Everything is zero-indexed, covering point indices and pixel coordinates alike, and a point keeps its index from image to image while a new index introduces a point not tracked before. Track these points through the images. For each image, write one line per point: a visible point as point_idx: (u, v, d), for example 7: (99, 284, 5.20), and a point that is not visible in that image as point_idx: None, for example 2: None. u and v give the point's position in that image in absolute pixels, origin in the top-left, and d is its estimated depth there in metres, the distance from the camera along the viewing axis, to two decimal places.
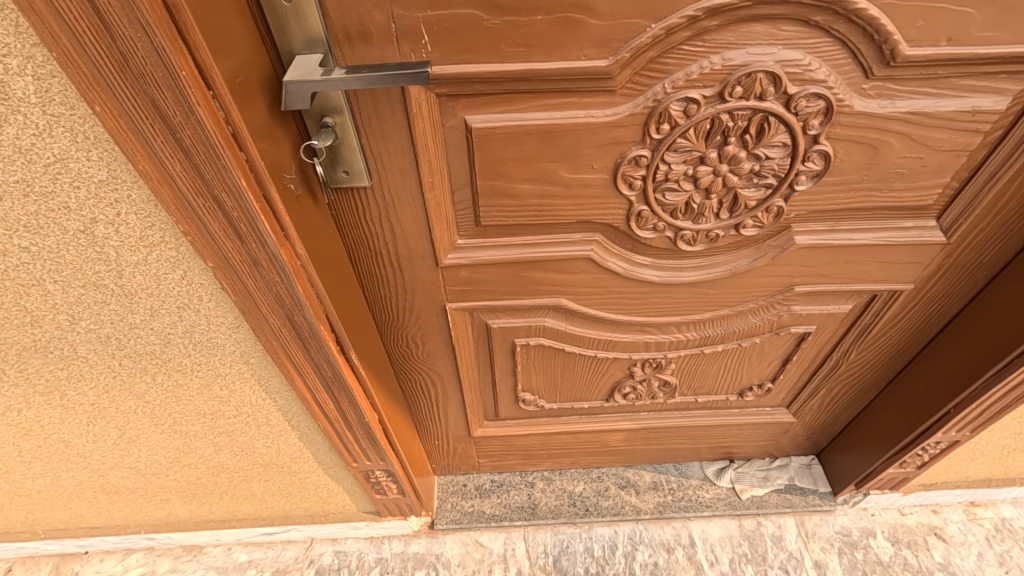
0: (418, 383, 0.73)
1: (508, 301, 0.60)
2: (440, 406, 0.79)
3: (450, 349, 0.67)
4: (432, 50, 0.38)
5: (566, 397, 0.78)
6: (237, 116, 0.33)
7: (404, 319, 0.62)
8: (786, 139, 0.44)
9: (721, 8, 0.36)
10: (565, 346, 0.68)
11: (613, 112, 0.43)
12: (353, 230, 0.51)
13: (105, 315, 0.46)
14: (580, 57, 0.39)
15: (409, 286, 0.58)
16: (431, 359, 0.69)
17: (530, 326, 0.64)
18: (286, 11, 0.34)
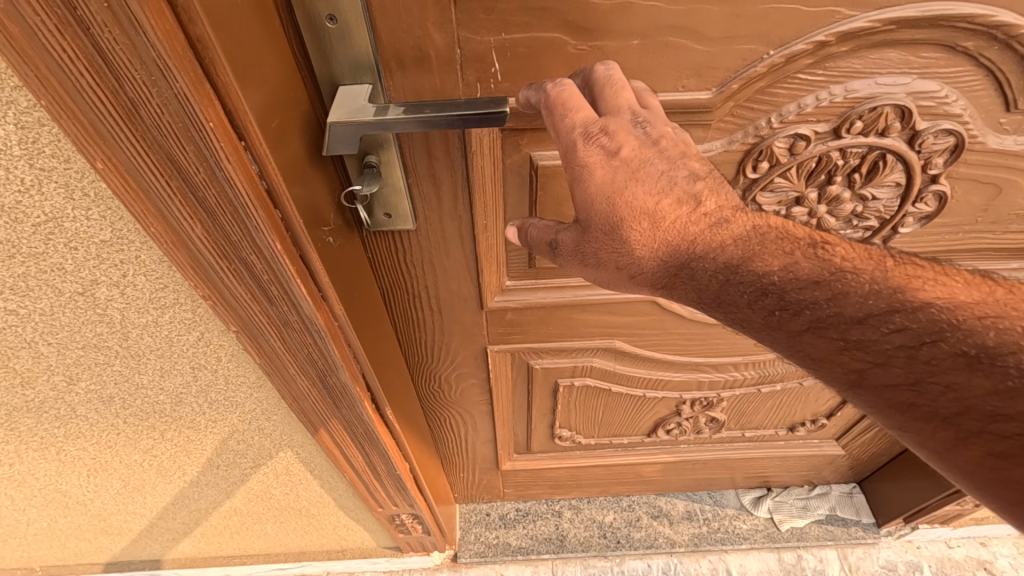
0: (447, 421, 0.68)
1: (556, 342, 0.54)
2: (469, 442, 0.73)
3: (486, 389, 0.61)
4: (501, 80, 0.31)
5: (605, 433, 0.73)
6: (273, 168, 0.26)
7: (438, 361, 0.56)
8: (900, 179, 0.38)
9: (857, 32, 0.30)
10: (612, 386, 0.62)
11: (705, 147, 0.36)
12: (390, 274, 0.45)
13: (108, 377, 0.40)
14: (677, 88, 0.32)
15: (448, 329, 0.52)
16: (465, 398, 0.63)
17: (576, 366, 0.58)
18: (330, 34, 0.28)
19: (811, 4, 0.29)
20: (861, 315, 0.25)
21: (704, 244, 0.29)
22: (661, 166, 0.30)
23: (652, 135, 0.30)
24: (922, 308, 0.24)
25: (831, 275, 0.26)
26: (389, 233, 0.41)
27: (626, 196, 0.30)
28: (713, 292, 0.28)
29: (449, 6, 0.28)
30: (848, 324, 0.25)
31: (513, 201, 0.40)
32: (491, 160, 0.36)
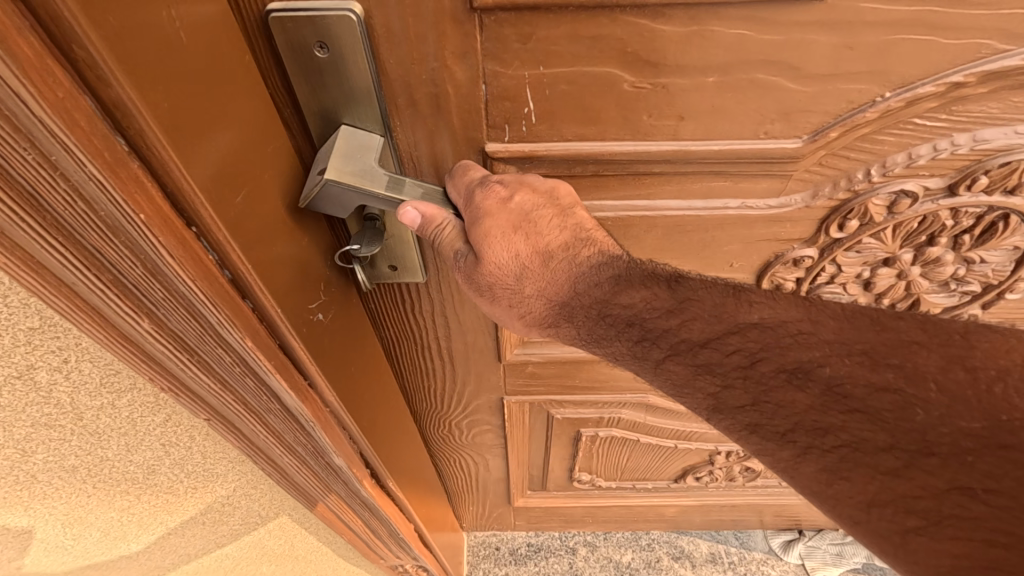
0: (457, 462, 0.62)
1: (582, 395, 0.48)
2: (480, 481, 0.68)
3: (501, 436, 0.55)
4: (536, 123, 0.25)
5: (628, 478, 0.67)
6: (239, 254, 0.20)
7: (449, 409, 0.50)
8: (1019, 242, 0.31)
9: (1006, 72, 0.23)
10: (640, 438, 0.57)
11: (782, 202, 0.29)
12: (396, 326, 0.39)
13: (64, 461, 0.34)
14: (758, 134, 0.25)
15: (460, 379, 0.46)
16: (477, 443, 0.57)
17: (602, 415, 0.53)
18: (320, 64, 0.22)
19: (950, 36, 0.22)
20: (704, 341, 0.25)
21: (585, 287, 0.28)
22: (552, 213, 0.27)
23: (547, 187, 0.27)
24: (753, 328, 0.24)
25: (681, 296, 0.26)
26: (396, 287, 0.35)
27: (513, 242, 0.27)
28: (590, 330, 0.28)
29: (474, 32, 0.22)
30: (695, 350, 0.25)
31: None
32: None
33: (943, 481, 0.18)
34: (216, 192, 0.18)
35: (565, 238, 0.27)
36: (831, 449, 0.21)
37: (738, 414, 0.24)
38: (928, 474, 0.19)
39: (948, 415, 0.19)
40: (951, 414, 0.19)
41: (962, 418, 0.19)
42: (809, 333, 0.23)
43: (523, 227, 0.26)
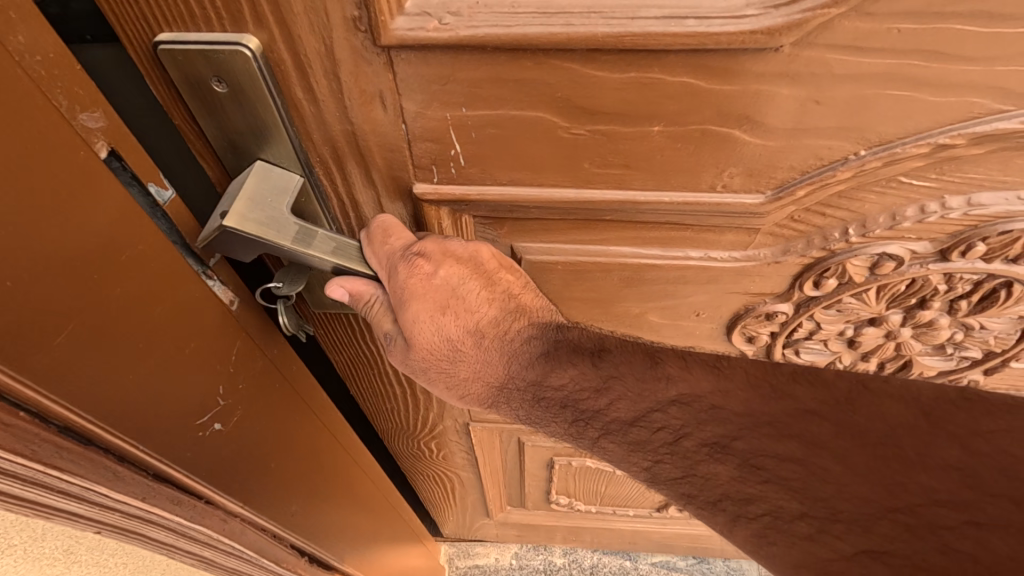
0: (431, 477, 0.61)
1: None
2: (457, 496, 0.66)
3: (472, 459, 0.54)
4: (466, 166, 0.23)
5: (608, 502, 0.64)
6: (75, 416, 0.20)
7: (415, 430, 0.49)
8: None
9: (1004, 131, 0.19)
10: (616, 468, 0.54)
11: (749, 254, 0.27)
12: (347, 350, 0.37)
13: None
14: (716, 187, 0.23)
15: (421, 404, 0.44)
16: (448, 462, 0.56)
17: (575, 446, 0.51)
18: (221, 99, 0.20)
19: (937, 92, 0.18)
20: (632, 419, 0.25)
21: (517, 367, 0.28)
22: (479, 286, 0.26)
23: (471, 252, 0.25)
24: (674, 401, 0.25)
25: (606, 373, 0.26)
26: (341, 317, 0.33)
27: (444, 323, 0.26)
28: (528, 410, 0.28)
29: (384, 70, 0.19)
30: (625, 428, 0.25)
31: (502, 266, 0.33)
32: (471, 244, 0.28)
33: (851, 544, 0.19)
34: (29, 377, 0.18)
35: (495, 313, 0.27)
36: (756, 519, 0.21)
37: (671, 485, 0.24)
38: (839, 539, 0.19)
39: (845, 483, 0.20)
40: (847, 483, 0.20)
41: (858, 487, 0.20)
42: (719, 406, 0.24)
43: (450, 304, 0.26)
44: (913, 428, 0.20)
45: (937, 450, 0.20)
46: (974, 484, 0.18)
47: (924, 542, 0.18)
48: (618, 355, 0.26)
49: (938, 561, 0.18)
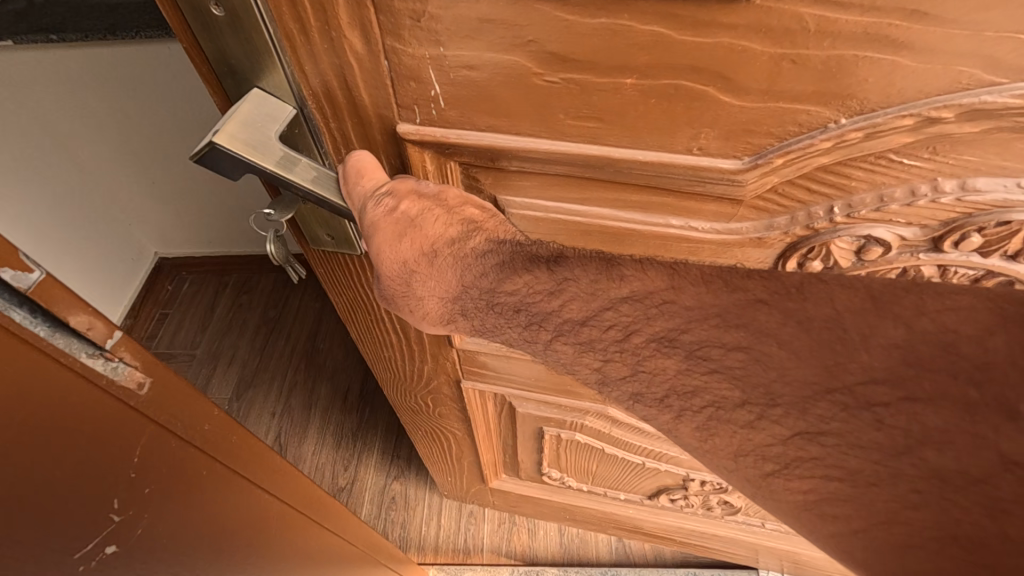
0: (428, 435, 0.63)
1: (541, 393, 0.47)
2: (454, 457, 0.68)
3: (465, 419, 0.55)
4: (445, 108, 0.23)
5: (600, 482, 0.65)
6: None
7: (411, 382, 0.51)
8: None
9: (994, 107, 0.18)
10: (606, 447, 0.55)
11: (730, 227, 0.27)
12: (345, 292, 0.39)
13: None
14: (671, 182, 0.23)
15: (416, 355, 0.46)
16: (444, 420, 0.57)
17: (565, 419, 0.51)
18: (219, 25, 0.22)
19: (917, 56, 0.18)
20: (583, 319, 0.24)
21: (472, 277, 0.27)
22: (439, 214, 0.26)
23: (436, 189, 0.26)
24: (623, 298, 0.23)
25: (560, 276, 0.25)
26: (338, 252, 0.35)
27: (401, 250, 0.26)
28: (484, 320, 0.27)
29: (364, 4, 0.20)
30: (577, 328, 0.25)
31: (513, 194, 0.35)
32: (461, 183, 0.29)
33: (788, 429, 0.20)
34: None
35: (452, 233, 0.26)
36: (700, 411, 0.23)
37: (621, 384, 0.24)
38: (777, 424, 0.21)
39: (788, 369, 0.20)
40: (791, 368, 0.20)
41: (800, 369, 0.20)
42: (670, 301, 0.23)
43: (408, 232, 0.26)
44: (861, 310, 0.19)
45: (880, 330, 0.19)
46: (914, 361, 0.18)
47: (861, 425, 0.19)
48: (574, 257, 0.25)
49: (873, 437, 0.19)
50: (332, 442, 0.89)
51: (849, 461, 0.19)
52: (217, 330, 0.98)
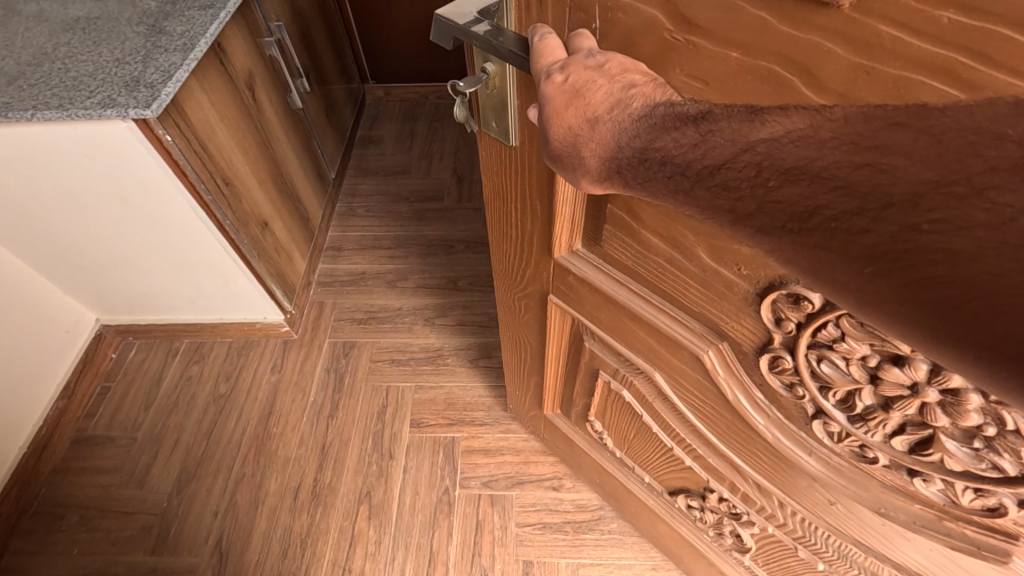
0: (548, 369, 1.57)
1: (605, 333, 1.17)
2: (571, 405, 1.65)
3: (550, 323, 1.34)
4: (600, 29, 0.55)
5: (636, 449, 1.52)
6: None
7: (529, 281, 1.27)
8: None
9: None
10: (643, 409, 1.32)
11: (708, 257, 0.79)
12: (505, 175, 1.03)
13: None
14: (640, 272, 0.94)
15: (536, 263, 1.18)
16: (549, 344, 1.43)
17: (618, 371, 1.28)
18: None
19: (948, 78, 0.36)
20: (721, 163, 0.41)
21: (672, 146, 0.44)
22: (601, 85, 0.51)
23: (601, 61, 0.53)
24: (758, 147, 0.39)
25: (706, 133, 0.43)
26: (506, 150, 0.97)
27: (569, 114, 0.53)
28: (633, 169, 0.48)
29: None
30: (715, 170, 0.41)
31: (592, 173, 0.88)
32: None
33: (899, 223, 0.32)
34: None
35: (611, 110, 0.50)
36: (826, 220, 0.35)
37: (752, 220, 0.39)
38: (888, 222, 0.33)
39: (914, 172, 0.32)
40: (911, 169, 0.32)
41: (919, 173, 0.32)
42: (805, 143, 0.37)
43: (572, 102, 0.53)
44: (978, 120, 0.31)
45: (1007, 132, 0.30)
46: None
47: (969, 206, 0.30)
48: (720, 116, 0.43)
49: (977, 216, 0.30)
50: (276, 538, 2.06)
51: (956, 243, 0.30)
52: (157, 404, 2.43)
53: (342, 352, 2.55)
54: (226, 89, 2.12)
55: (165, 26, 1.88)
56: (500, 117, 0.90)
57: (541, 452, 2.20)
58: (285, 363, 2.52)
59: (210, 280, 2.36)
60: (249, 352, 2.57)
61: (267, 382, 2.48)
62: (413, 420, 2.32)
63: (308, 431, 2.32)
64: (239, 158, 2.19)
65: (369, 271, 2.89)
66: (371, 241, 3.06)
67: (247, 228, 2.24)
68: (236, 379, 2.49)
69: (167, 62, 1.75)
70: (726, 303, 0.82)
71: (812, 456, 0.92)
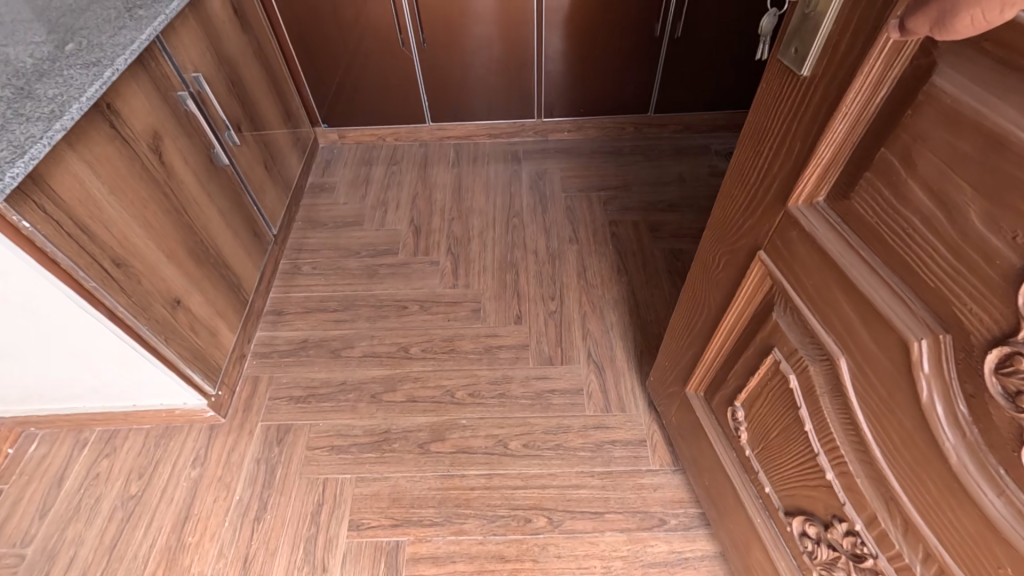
0: (721, 340, 1.61)
1: (804, 305, 1.14)
2: (719, 375, 1.70)
3: (745, 277, 1.37)
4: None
5: (766, 443, 1.49)
6: None
7: (747, 234, 1.34)
8: None
9: None
10: (802, 407, 1.25)
11: (979, 228, 0.76)
12: (779, 114, 1.11)
13: None
14: (881, 235, 0.92)
15: (762, 211, 1.24)
16: (735, 302, 1.46)
17: (795, 354, 1.23)
18: None
19: None
20: None
21: None
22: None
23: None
24: None
25: None
26: (790, 79, 1.05)
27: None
28: None
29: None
30: None
31: (875, 116, 0.89)
32: (883, 67, 0.83)
33: None
34: None
35: None
36: None
37: None
38: None
39: None
40: None
41: None
42: None
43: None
44: None
45: None
46: None
47: None
48: None
49: None
50: None
51: None
52: (47, 511, 2.55)
53: (275, 439, 2.78)
54: (121, 172, 2.24)
55: (34, 91, 1.97)
56: (806, 37, 0.97)
57: (497, 560, 2.37)
58: (209, 456, 2.73)
59: (117, 372, 2.54)
60: (170, 440, 2.79)
61: (185, 478, 2.66)
62: (350, 522, 2.49)
63: (229, 540, 2.46)
64: (143, 239, 2.36)
65: (312, 339, 3.24)
66: (316, 304, 3.43)
67: (149, 311, 2.40)
68: (148, 478, 2.66)
69: (27, 131, 1.81)
70: (973, 280, 0.78)
71: (1006, 494, 0.81)
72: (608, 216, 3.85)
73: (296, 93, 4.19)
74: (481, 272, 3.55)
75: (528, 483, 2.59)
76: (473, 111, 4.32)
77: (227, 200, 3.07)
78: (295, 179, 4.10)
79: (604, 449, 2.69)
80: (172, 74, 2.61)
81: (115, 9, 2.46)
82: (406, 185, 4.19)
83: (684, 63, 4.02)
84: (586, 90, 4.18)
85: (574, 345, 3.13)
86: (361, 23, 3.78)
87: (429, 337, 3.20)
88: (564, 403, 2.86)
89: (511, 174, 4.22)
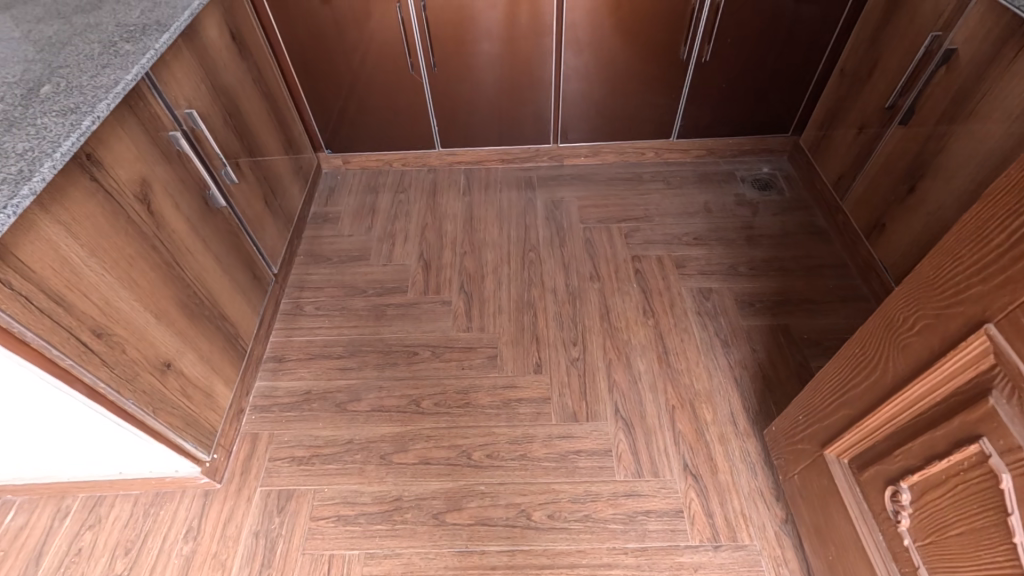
0: (892, 408, 1.60)
1: None
2: (881, 448, 1.68)
3: (950, 350, 1.37)
4: None
5: (937, 539, 1.48)
6: None
7: (960, 305, 1.33)
8: None
9: None
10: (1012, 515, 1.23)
11: None
12: None
13: None
14: None
15: (992, 287, 1.23)
16: (925, 372, 1.45)
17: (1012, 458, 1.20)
18: None
19: None
20: None
21: None
22: None
23: None
24: None
25: None
26: None
27: None
28: None
29: None
30: None
31: None
32: None
33: None
34: None
35: None
36: None
37: None
38: None
39: None
40: None
41: None
42: None
43: None
44: None
45: None
46: None
47: None
48: None
49: None
50: None
51: None
52: None
53: (276, 509, 2.45)
54: (104, 228, 1.92)
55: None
56: None
57: None
58: (202, 529, 2.40)
59: (82, 441, 2.16)
60: (160, 509, 2.44)
61: (177, 555, 2.33)
62: None
63: None
64: (125, 304, 2.01)
65: (316, 390, 2.86)
66: (320, 349, 3.06)
67: (135, 381, 2.06)
68: (136, 555, 2.33)
69: None
70: None
71: None
72: (630, 250, 3.46)
73: (298, 121, 3.84)
74: (497, 313, 3.17)
75: (554, 562, 2.26)
76: (483, 135, 3.94)
77: (223, 245, 2.71)
78: (298, 211, 3.76)
79: (637, 521, 2.35)
80: (162, 112, 2.28)
81: (99, 43, 2.12)
82: (413, 216, 3.83)
83: (711, 85, 3.57)
84: (604, 111, 3.77)
85: (598, 398, 2.77)
86: (358, 40, 3.38)
87: (443, 387, 2.85)
88: (592, 467, 2.51)
89: (524, 204, 3.84)
